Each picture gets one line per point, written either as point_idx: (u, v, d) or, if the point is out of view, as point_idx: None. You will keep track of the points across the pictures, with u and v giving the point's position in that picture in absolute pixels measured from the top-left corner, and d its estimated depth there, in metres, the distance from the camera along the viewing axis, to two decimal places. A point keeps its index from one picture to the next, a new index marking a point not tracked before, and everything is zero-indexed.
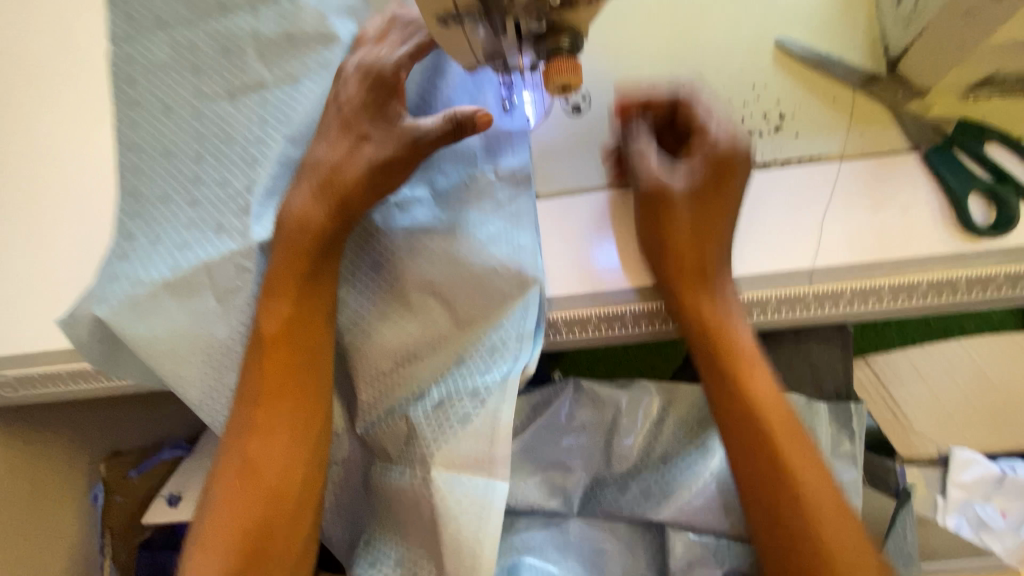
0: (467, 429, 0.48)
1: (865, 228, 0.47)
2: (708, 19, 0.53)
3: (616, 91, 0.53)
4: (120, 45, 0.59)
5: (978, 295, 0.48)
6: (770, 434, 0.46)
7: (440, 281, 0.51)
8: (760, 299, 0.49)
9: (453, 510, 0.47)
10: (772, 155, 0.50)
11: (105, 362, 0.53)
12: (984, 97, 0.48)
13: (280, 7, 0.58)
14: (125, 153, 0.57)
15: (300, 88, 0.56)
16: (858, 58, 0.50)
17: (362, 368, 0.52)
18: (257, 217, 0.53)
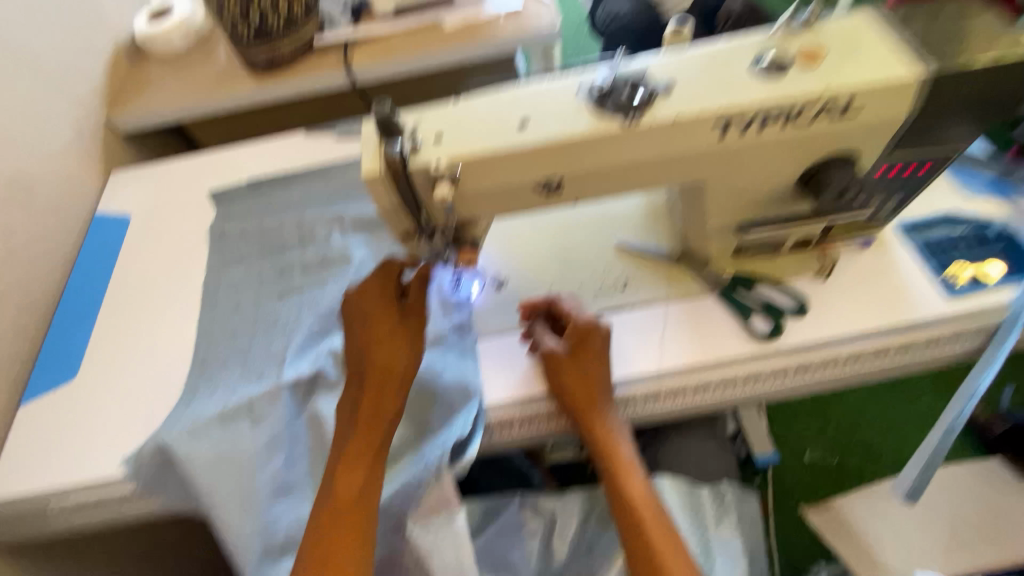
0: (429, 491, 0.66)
1: (690, 344, 0.71)
2: (574, 233, 0.84)
3: (522, 275, 0.81)
4: (212, 273, 0.91)
5: (783, 381, 0.69)
6: (641, 519, 0.61)
7: None
8: (628, 396, 0.70)
9: (447, 559, 0.65)
10: (621, 304, 0.76)
11: (158, 482, 0.71)
12: (748, 255, 0.75)
13: (319, 247, 0.88)
14: (204, 337, 0.83)
15: (325, 288, 0.83)
16: (671, 245, 0.80)
17: None
18: (289, 365, 0.75)
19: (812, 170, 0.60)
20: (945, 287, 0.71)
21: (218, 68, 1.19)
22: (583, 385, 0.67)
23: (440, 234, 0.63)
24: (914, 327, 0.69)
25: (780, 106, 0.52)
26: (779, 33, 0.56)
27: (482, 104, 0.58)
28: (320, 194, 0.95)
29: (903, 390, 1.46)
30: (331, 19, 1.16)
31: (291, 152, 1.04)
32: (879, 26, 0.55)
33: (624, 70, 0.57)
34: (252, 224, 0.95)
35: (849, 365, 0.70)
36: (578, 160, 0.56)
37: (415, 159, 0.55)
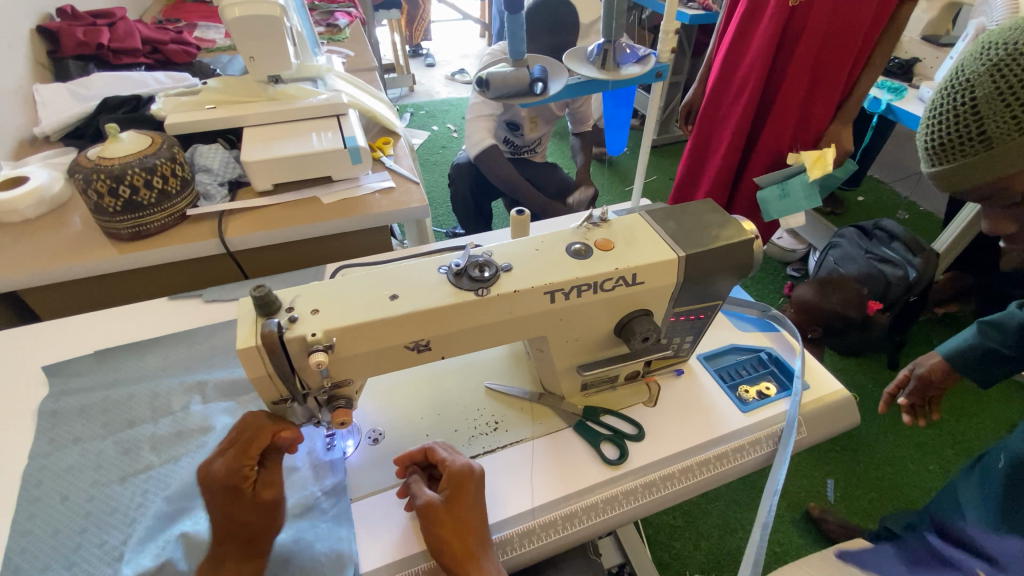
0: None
1: (556, 476, 0.79)
2: (447, 380, 0.92)
3: (397, 427, 0.85)
4: (34, 459, 0.79)
5: (636, 502, 0.78)
6: None
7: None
8: (508, 537, 0.74)
9: None
10: (493, 444, 0.83)
11: None
12: (591, 391, 0.89)
13: (176, 417, 0.83)
14: (11, 543, 0.70)
15: (179, 462, 0.77)
16: (531, 386, 0.91)
17: None
18: (127, 561, 0.67)
19: (624, 321, 0.77)
20: (740, 402, 0.91)
21: (71, 235, 1.16)
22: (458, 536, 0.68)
23: (314, 396, 0.66)
24: (726, 438, 0.86)
25: (591, 279, 0.69)
26: (584, 226, 0.76)
27: (355, 282, 0.67)
28: (181, 359, 0.92)
29: (750, 496, 1.66)
30: (207, 192, 1.23)
31: (151, 318, 1.01)
32: (649, 221, 0.78)
33: (474, 252, 0.71)
34: (95, 399, 0.87)
35: (685, 479, 0.81)
36: (442, 324, 0.66)
37: (291, 331, 0.60)
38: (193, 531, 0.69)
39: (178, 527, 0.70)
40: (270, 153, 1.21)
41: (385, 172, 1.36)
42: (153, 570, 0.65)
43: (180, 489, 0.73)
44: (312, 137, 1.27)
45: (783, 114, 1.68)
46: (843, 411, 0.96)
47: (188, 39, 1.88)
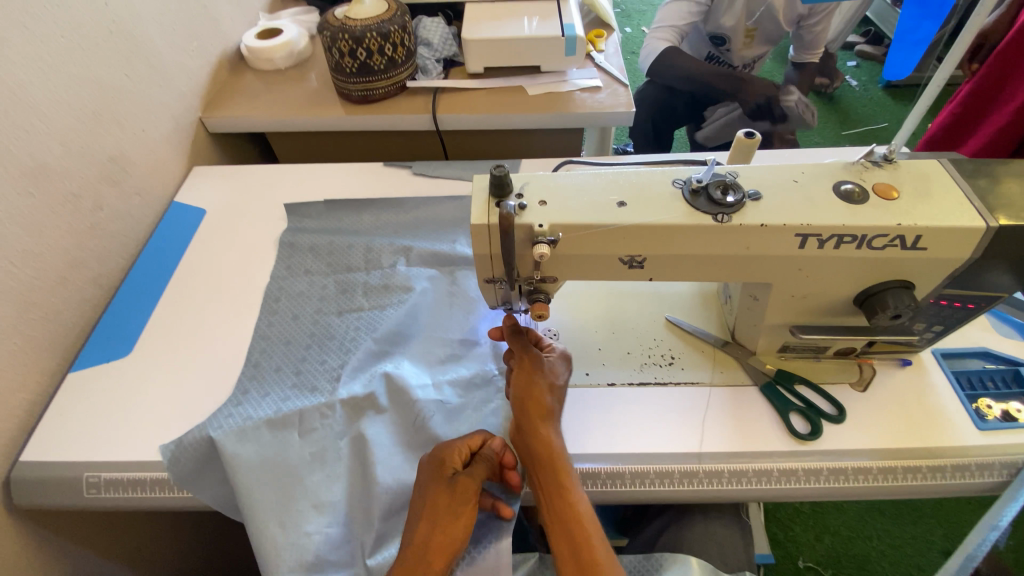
0: (484, 556, 0.69)
1: (731, 430, 0.74)
2: (626, 302, 0.89)
3: (572, 333, 0.86)
4: (276, 279, 0.95)
5: (820, 483, 0.70)
6: None
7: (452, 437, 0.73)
8: (669, 470, 0.72)
9: None
10: (666, 378, 0.80)
11: (197, 477, 0.73)
12: (788, 355, 0.80)
13: (383, 272, 0.93)
14: (259, 340, 0.86)
15: (383, 312, 0.87)
16: (718, 331, 0.84)
17: (376, 507, 0.69)
18: (342, 383, 0.78)
19: (873, 290, 0.65)
20: (978, 417, 0.74)
21: (310, 91, 1.28)
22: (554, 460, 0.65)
23: (520, 284, 0.67)
24: (949, 452, 0.72)
25: (858, 231, 0.58)
26: (861, 164, 0.63)
27: (585, 179, 0.63)
28: (390, 223, 1.00)
29: (903, 512, 1.46)
30: (424, 67, 1.26)
31: (367, 180, 1.10)
32: (947, 175, 0.62)
33: (718, 171, 0.62)
34: (321, 241, 0.99)
35: (886, 478, 0.71)
36: (666, 245, 0.61)
37: (522, 218, 0.60)
38: (392, 373, 0.78)
39: (381, 368, 0.80)
40: (488, 34, 1.18)
41: (593, 70, 1.26)
42: (361, 396, 0.76)
43: (384, 335, 0.83)
44: (527, 21, 1.21)
45: None
46: None
47: None
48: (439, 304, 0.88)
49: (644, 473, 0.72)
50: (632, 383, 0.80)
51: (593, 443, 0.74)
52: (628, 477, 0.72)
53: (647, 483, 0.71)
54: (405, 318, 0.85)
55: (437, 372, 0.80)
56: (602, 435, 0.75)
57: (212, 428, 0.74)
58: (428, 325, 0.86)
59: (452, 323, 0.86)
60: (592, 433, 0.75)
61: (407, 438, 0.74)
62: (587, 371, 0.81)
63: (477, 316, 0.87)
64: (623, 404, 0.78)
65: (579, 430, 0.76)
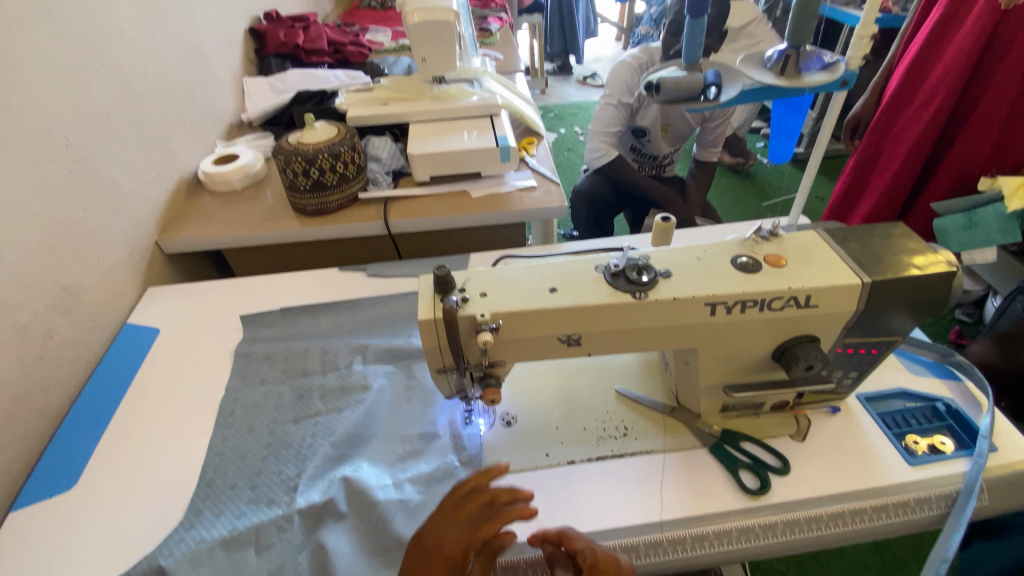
0: None
1: (687, 494, 0.76)
2: (577, 379, 0.94)
3: (529, 415, 0.89)
4: (231, 392, 0.95)
5: (776, 537, 0.73)
6: None
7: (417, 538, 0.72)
8: (634, 544, 0.73)
9: None
10: (622, 449, 0.83)
11: None
12: (731, 414, 0.85)
13: (340, 374, 0.95)
14: (212, 457, 0.84)
15: (341, 414, 0.88)
16: (664, 397, 0.89)
17: None
18: (301, 493, 0.77)
19: (786, 346, 0.72)
20: (909, 453, 0.80)
21: (266, 208, 1.36)
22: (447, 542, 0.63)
23: (471, 371, 0.71)
24: (887, 492, 0.77)
25: (758, 296, 0.66)
26: (752, 239, 0.73)
27: (519, 272, 0.70)
28: (347, 324, 1.04)
29: (886, 563, 1.46)
30: (375, 179, 1.37)
31: (323, 286, 1.15)
32: (824, 241, 0.73)
33: (633, 255, 0.71)
34: (278, 348, 1.01)
35: (834, 524, 0.75)
36: (597, 324, 0.68)
37: (464, 309, 0.65)
38: (353, 476, 0.78)
39: (340, 471, 0.80)
40: (430, 148, 1.31)
41: (528, 171, 1.41)
42: (320, 504, 0.75)
43: (343, 437, 0.83)
44: (464, 135, 1.36)
45: (978, 133, 1.45)
46: None
47: (362, 42, 2.10)
48: (397, 400, 0.90)
49: (611, 550, 0.73)
50: (591, 458, 0.82)
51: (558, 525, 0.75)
52: None
53: None
54: (364, 417, 0.87)
55: (397, 470, 0.81)
56: (567, 515, 0.76)
57: (160, 557, 0.70)
58: (387, 422, 0.87)
59: (411, 418, 0.88)
60: (557, 515, 0.76)
61: (372, 545, 0.72)
62: (547, 451, 0.83)
63: (435, 408, 0.89)
64: (583, 481, 0.80)
65: (543, 512, 0.76)
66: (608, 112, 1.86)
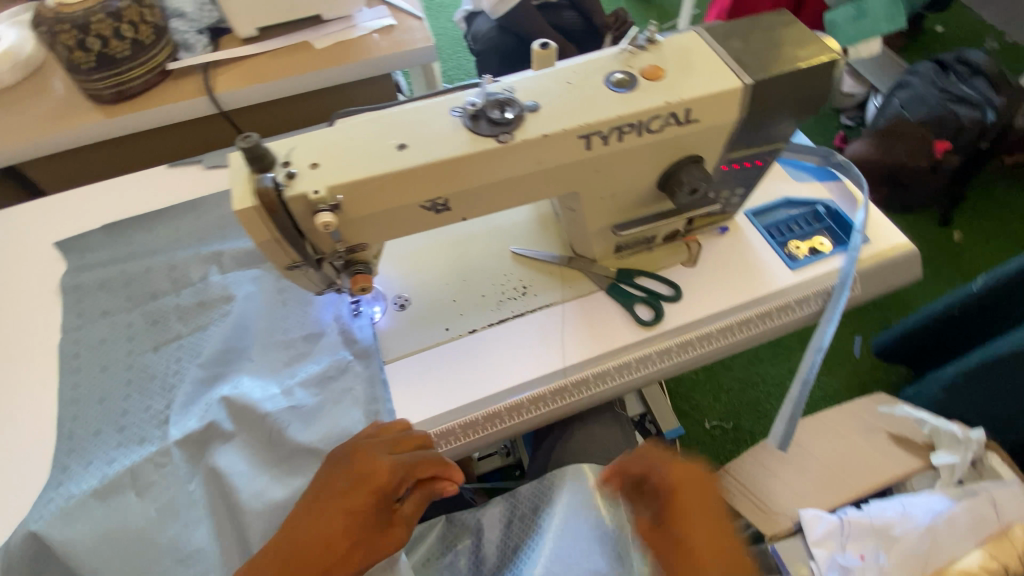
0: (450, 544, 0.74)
1: (588, 339, 0.76)
2: (468, 245, 0.86)
3: (420, 291, 0.82)
4: (69, 333, 0.80)
5: (671, 361, 0.76)
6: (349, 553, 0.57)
7: (318, 441, 0.68)
8: (540, 395, 0.73)
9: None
10: (522, 308, 0.80)
11: None
12: (626, 253, 0.83)
13: (197, 289, 0.82)
14: (65, 406, 0.73)
15: (207, 332, 0.77)
16: (558, 247, 0.85)
17: (253, 534, 0.64)
18: (175, 424, 0.69)
19: (670, 171, 0.67)
20: (789, 259, 0.83)
21: (52, 101, 1.05)
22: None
23: (330, 261, 0.62)
24: (771, 297, 0.80)
25: (634, 118, 0.58)
26: (627, 51, 0.63)
27: (357, 130, 0.57)
28: (194, 231, 0.88)
29: (778, 353, 1.66)
30: (187, 43, 1.08)
31: (155, 189, 0.95)
32: (705, 41, 0.64)
33: (492, 90, 0.59)
34: (114, 273, 0.85)
35: (725, 336, 0.78)
36: (461, 180, 0.58)
37: (291, 188, 0.53)
38: (233, 394, 0.70)
39: (217, 392, 0.71)
40: None
41: (383, 7, 1.15)
42: (200, 430, 0.68)
43: (212, 355, 0.74)
44: None
45: None
46: (906, 266, 0.85)
47: None
48: (272, 303, 0.80)
49: (520, 405, 0.73)
50: (492, 324, 0.79)
51: (464, 394, 0.73)
52: (506, 413, 0.73)
53: (524, 413, 0.73)
54: (232, 332, 0.76)
55: (284, 377, 0.73)
56: (475, 384, 0.74)
57: (22, 528, 0.62)
58: (262, 330, 0.77)
59: (290, 321, 0.78)
60: (465, 384, 0.73)
61: (271, 456, 0.68)
62: (446, 326, 0.79)
63: (316, 306, 0.80)
64: (485, 346, 0.77)
65: (445, 386, 0.73)
66: None
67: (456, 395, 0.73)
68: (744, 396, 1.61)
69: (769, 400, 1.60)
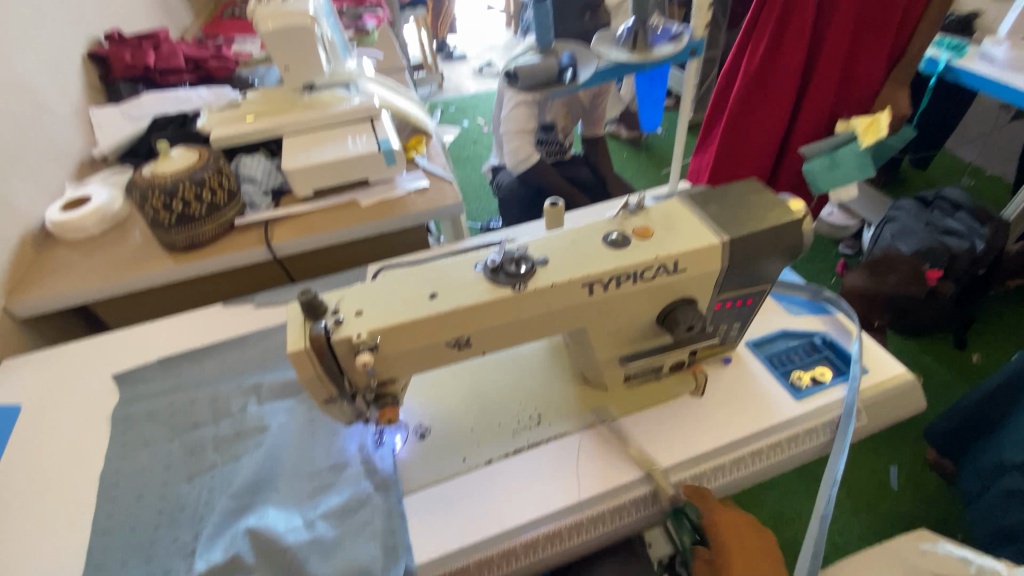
0: None
1: (602, 469, 0.78)
2: (486, 375, 0.92)
3: (440, 420, 0.87)
4: (111, 461, 0.85)
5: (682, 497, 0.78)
6: None
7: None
8: (557, 530, 0.75)
9: None
10: (537, 438, 0.83)
11: None
12: (635, 383, 0.88)
13: (235, 419, 0.88)
14: (96, 538, 0.76)
15: (240, 462, 0.82)
16: (571, 377, 0.91)
17: None
18: (199, 558, 0.71)
19: (667, 310, 0.75)
20: (793, 390, 0.86)
21: (133, 249, 1.23)
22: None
23: (362, 395, 0.68)
24: (780, 427, 0.82)
25: (631, 269, 0.68)
26: (622, 213, 0.75)
27: (395, 282, 0.68)
28: (239, 363, 0.97)
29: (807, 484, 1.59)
30: (252, 202, 1.28)
31: (208, 326, 1.06)
32: (686, 205, 0.77)
33: (509, 247, 0.70)
34: (163, 403, 0.92)
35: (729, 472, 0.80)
36: (482, 323, 0.67)
37: (338, 333, 0.62)
38: (258, 526, 0.72)
39: (243, 523, 0.74)
40: (309, 160, 1.24)
41: (419, 172, 1.37)
42: (223, 564, 0.69)
43: (242, 486, 0.78)
44: (348, 140, 1.29)
45: (827, 75, 1.49)
46: (907, 394, 0.89)
47: (226, 54, 1.95)
48: (302, 433, 0.85)
49: (537, 540, 0.74)
50: (508, 454, 0.82)
51: (477, 527, 0.74)
52: (523, 549, 0.74)
53: (541, 548, 0.75)
54: (263, 461, 0.81)
55: (308, 508, 0.76)
56: (491, 517, 0.75)
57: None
58: (291, 460, 0.82)
59: (318, 452, 0.83)
60: (481, 517, 0.75)
61: None
62: (464, 457, 0.82)
63: (342, 436, 0.85)
64: (501, 477, 0.79)
65: (463, 519, 0.75)
66: (520, 112, 1.79)
67: (473, 530, 0.73)
68: (778, 533, 1.51)
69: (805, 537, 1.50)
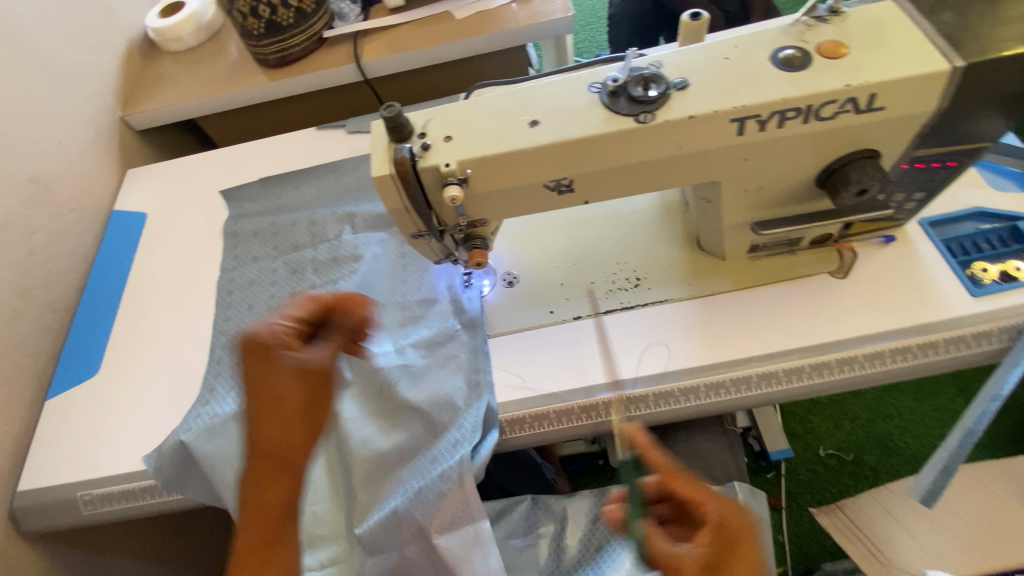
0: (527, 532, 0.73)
1: (706, 343, 0.70)
2: (587, 227, 0.83)
3: (531, 269, 0.81)
4: (225, 272, 0.92)
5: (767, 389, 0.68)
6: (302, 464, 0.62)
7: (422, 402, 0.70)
8: (644, 395, 0.69)
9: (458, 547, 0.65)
10: (634, 301, 0.75)
11: (180, 482, 0.73)
12: (763, 255, 0.74)
13: (331, 244, 0.88)
14: (219, 336, 0.84)
15: (336, 286, 0.84)
16: (684, 240, 0.79)
17: (355, 474, 0.69)
18: None
19: (836, 166, 0.58)
20: (971, 284, 0.68)
21: (228, 64, 1.18)
22: (279, 484, 0.58)
23: (452, 234, 0.62)
24: (942, 326, 0.67)
25: (801, 102, 0.51)
26: (802, 23, 0.54)
27: (493, 102, 0.56)
28: (332, 190, 0.95)
29: (923, 386, 1.43)
30: (341, 12, 1.15)
31: (302, 150, 1.04)
32: (903, 12, 0.54)
33: (637, 65, 0.54)
34: (266, 223, 0.95)
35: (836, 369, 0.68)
36: (592, 162, 0.55)
37: (426, 159, 0.54)
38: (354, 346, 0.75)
39: None
40: None
41: None
42: None
43: None
44: None
45: None
46: None
47: None
48: (396, 265, 0.84)
49: (620, 402, 0.70)
50: (600, 313, 0.75)
51: (560, 378, 0.71)
52: (605, 407, 0.70)
53: (623, 411, 0.70)
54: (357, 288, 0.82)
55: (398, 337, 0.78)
56: (575, 372, 0.71)
57: (183, 435, 0.72)
58: (382, 290, 0.82)
59: (408, 286, 0.82)
60: (565, 372, 0.72)
61: (377, 405, 0.73)
62: (552, 309, 0.77)
63: (432, 273, 0.83)
64: (590, 335, 0.74)
65: (547, 371, 0.72)
66: None
67: (555, 382, 0.71)
68: (874, 428, 1.41)
69: (904, 438, 1.39)
